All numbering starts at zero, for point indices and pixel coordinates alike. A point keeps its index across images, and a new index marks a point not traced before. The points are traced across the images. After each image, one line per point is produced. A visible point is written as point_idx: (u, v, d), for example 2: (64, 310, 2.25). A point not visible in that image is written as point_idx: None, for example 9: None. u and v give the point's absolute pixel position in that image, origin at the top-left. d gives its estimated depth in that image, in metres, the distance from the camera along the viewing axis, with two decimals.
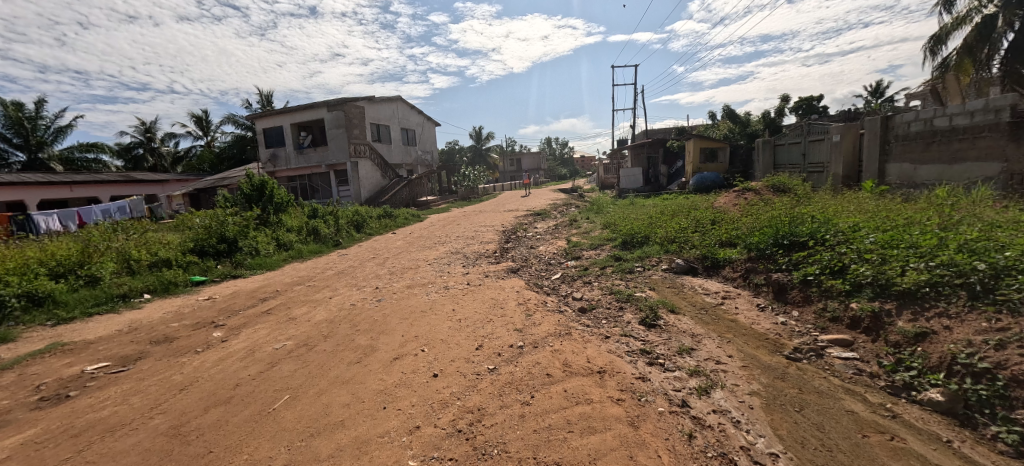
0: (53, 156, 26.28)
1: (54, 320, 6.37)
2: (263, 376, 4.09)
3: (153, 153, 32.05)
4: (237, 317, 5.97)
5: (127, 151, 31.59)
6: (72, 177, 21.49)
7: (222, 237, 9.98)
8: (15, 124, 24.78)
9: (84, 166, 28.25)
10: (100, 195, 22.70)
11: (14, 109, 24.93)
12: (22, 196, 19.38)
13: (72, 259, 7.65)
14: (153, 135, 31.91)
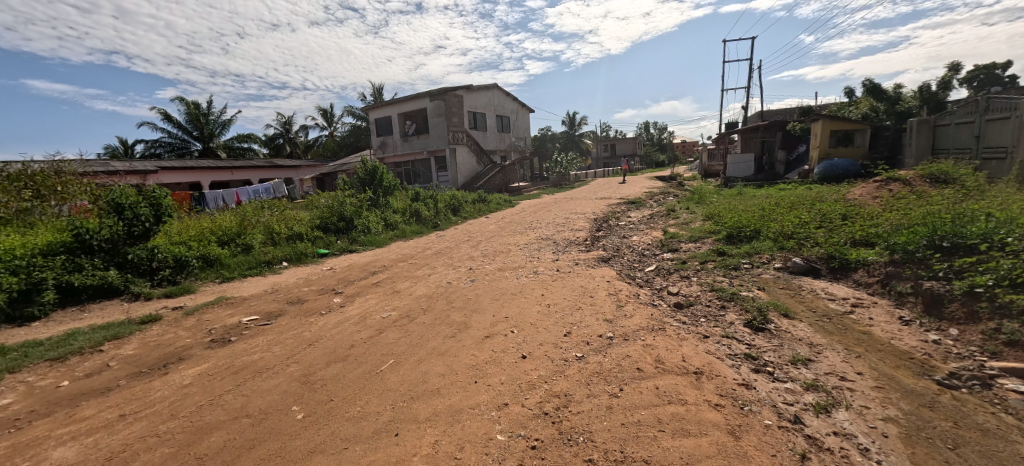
0: (218, 145, 31.48)
1: (221, 279, 7.66)
2: (375, 340, 4.46)
3: (290, 143, 36.86)
4: (353, 286, 6.62)
5: (271, 141, 36.71)
6: (233, 163, 25.67)
7: (341, 216, 11.13)
8: (195, 119, 30.16)
9: (241, 154, 33.44)
10: (252, 178, 26.75)
11: (194, 108, 30.36)
12: (198, 179, 23.66)
13: (232, 229, 9.06)
14: (290, 126, 36.61)
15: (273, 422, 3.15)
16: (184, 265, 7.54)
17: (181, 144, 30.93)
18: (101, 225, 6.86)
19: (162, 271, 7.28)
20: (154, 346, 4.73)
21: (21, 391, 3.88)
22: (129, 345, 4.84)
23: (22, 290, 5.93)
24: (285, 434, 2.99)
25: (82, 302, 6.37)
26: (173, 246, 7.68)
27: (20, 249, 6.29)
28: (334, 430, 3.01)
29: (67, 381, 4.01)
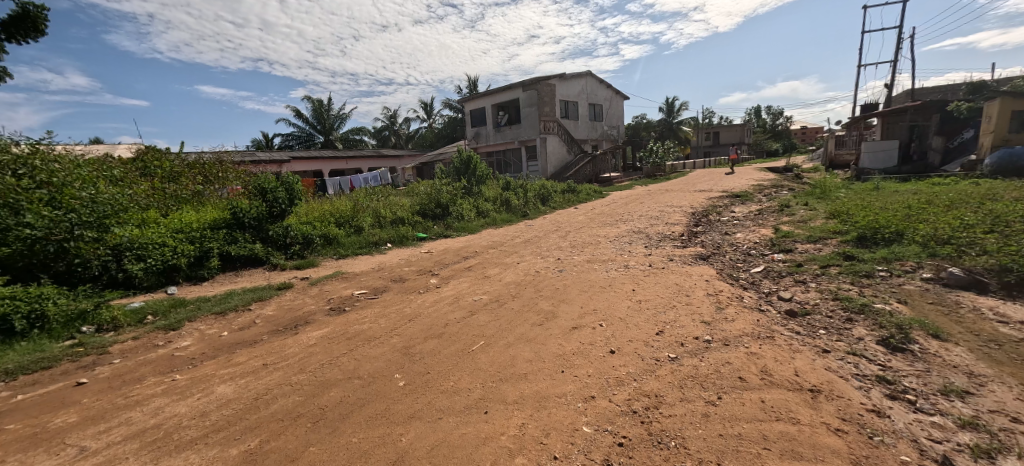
0: (337, 138, 35.09)
1: (337, 255, 8.55)
2: (470, 320, 4.59)
3: (396, 135, 39.90)
4: (447, 269, 6.96)
5: (379, 133, 40.03)
6: (350, 154, 28.68)
7: (439, 203, 11.76)
8: (319, 115, 34.04)
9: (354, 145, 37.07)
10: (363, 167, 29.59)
11: (319, 105, 34.25)
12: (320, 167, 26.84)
13: (347, 213, 10.03)
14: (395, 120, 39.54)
15: (380, 386, 3.32)
16: (310, 242, 8.54)
17: (308, 135, 35.19)
18: (251, 206, 8.16)
19: (294, 246, 8.32)
20: (286, 310, 5.45)
21: (192, 337, 4.71)
22: (268, 307, 5.65)
23: (195, 256, 7.13)
24: (390, 399, 3.14)
25: (236, 268, 7.57)
26: (302, 225, 8.72)
27: (196, 224, 7.69)
28: (431, 400, 3.11)
29: (225, 332, 4.78)
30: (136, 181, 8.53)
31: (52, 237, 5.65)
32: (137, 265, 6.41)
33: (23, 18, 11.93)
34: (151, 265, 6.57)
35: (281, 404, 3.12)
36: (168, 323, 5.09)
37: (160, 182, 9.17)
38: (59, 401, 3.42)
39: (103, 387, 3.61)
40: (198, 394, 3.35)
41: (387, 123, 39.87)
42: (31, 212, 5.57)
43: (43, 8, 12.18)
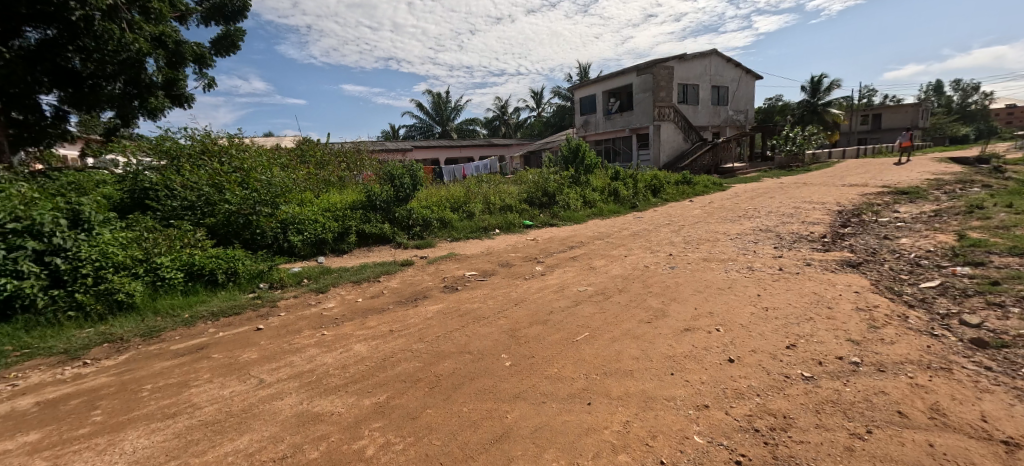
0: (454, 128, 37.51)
1: (451, 238, 9.18)
2: (574, 309, 4.55)
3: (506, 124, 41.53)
4: (553, 257, 7.03)
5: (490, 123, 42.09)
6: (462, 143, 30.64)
7: (546, 192, 11.93)
8: (437, 106, 36.86)
9: (467, 134, 39.47)
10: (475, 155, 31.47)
11: (437, 97, 37.08)
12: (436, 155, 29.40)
13: (460, 199, 10.64)
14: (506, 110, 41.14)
15: (488, 363, 3.43)
16: (428, 224, 9.29)
17: (427, 126, 38.48)
18: (381, 190, 9.17)
19: (415, 227, 9.12)
20: (407, 284, 6.04)
21: (335, 301, 5.50)
22: (393, 280, 6.33)
23: (338, 233, 8.21)
24: (498, 378, 3.18)
25: (368, 245, 8.53)
26: (422, 209, 9.51)
27: (339, 205, 8.89)
28: (535, 383, 3.08)
29: (359, 299, 5.50)
30: (296, 166, 10.16)
31: (242, 211, 7.27)
32: (297, 237, 7.58)
33: (226, 38, 14.79)
34: (307, 238, 7.73)
35: (403, 367, 3.46)
36: (318, 287, 6.03)
37: (314, 168, 10.76)
38: (243, 341, 4.27)
39: (273, 334, 4.42)
40: (340, 350, 3.91)
41: (496, 113, 41.51)
42: (229, 191, 7.43)
43: (238, 29, 14.99)
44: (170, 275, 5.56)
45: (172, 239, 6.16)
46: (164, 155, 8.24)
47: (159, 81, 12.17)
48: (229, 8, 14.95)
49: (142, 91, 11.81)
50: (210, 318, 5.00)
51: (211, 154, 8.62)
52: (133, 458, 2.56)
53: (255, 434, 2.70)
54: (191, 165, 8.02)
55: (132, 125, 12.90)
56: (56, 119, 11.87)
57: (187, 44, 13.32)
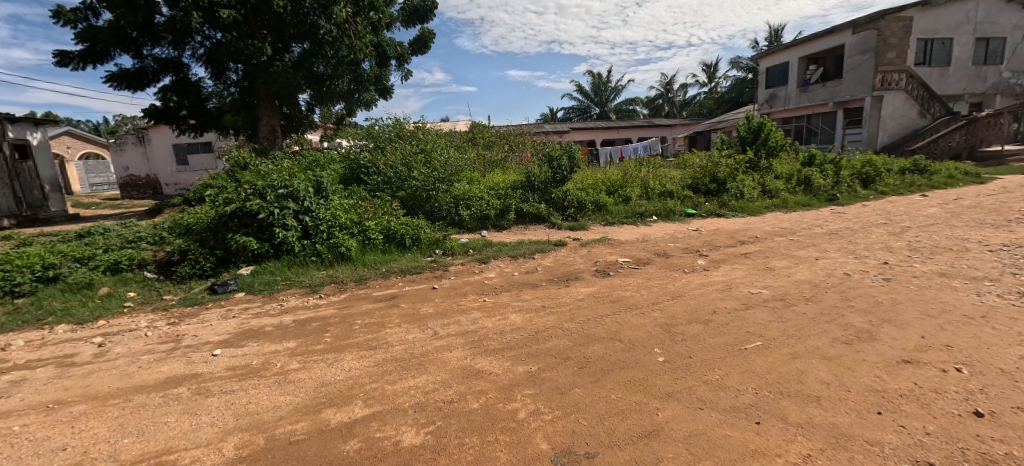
0: (610, 109, 37.43)
1: (605, 222, 8.98)
2: (744, 312, 3.97)
3: (670, 102, 39.32)
4: (720, 252, 6.29)
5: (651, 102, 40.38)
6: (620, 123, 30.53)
7: (714, 177, 10.74)
8: (596, 87, 37.06)
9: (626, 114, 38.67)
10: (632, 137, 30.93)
11: (597, 78, 37.14)
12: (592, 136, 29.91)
13: (617, 181, 10.23)
14: (671, 86, 38.93)
15: (640, 355, 3.25)
16: (583, 207, 9.27)
17: (585, 108, 38.91)
18: (540, 172, 9.44)
19: (570, 209, 9.20)
20: (560, 264, 6.15)
21: (494, 272, 5.95)
22: (547, 258, 6.52)
23: (499, 210, 8.82)
24: (651, 371, 3.00)
25: (525, 223, 8.93)
26: (578, 191, 9.50)
27: (502, 185, 9.45)
28: (691, 385, 2.80)
29: (515, 273, 5.83)
30: (468, 148, 11.19)
31: (425, 186, 8.39)
32: (466, 212, 8.37)
33: (419, 40, 16.96)
34: (474, 213, 8.48)
35: (554, 343, 3.54)
36: (481, 257, 6.58)
37: (481, 149, 11.69)
38: (421, 297, 4.96)
39: (444, 294, 5.01)
40: (498, 317, 4.22)
41: (661, 91, 39.27)
42: (417, 169, 8.58)
43: (429, 30, 17.01)
44: (373, 236, 6.73)
45: (376, 208, 7.45)
46: (371, 139, 10.02)
47: (370, 77, 14.72)
48: (424, 9, 16.89)
49: (358, 87, 14.56)
50: (398, 274, 5.92)
51: (403, 138, 10.12)
52: (346, 374, 3.20)
53: (430, 377, 3.10)
54: (390, 146, 9.54)
55: (352, 115, 15.97)
56: (307, 112, 15.41)
57: (396, 43, 15.62)
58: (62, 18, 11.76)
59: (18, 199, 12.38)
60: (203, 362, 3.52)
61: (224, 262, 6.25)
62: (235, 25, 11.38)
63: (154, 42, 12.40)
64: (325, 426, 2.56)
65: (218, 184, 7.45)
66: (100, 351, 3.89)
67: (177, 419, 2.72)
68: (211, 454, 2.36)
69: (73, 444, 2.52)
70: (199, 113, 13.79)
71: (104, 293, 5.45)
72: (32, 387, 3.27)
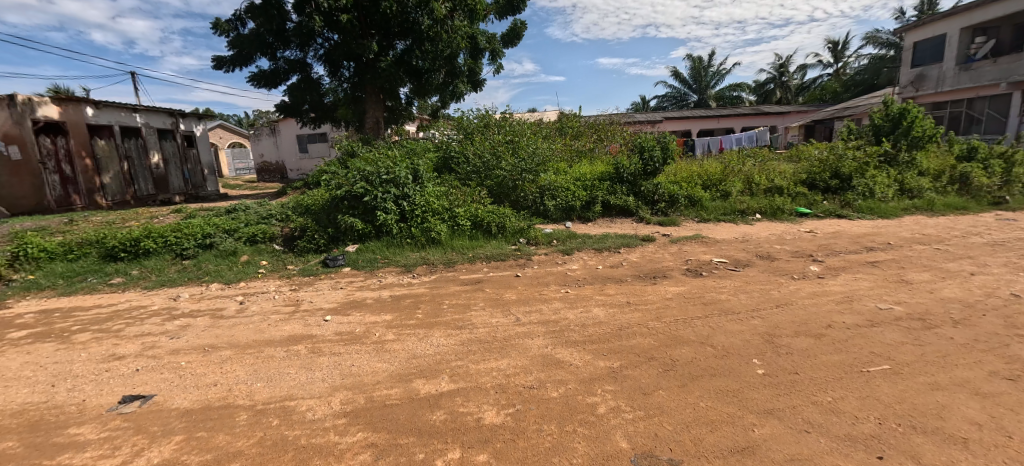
0: (711, 96, 34.95)
1: (699, 218, 8.40)
2: (868, 330, 3.46)
3: (783, 87, 35.64)
4: (838, 258, 5.55)
5: (761, 87, 36.92)
6: (721, 112, 28.46)
7: (836, 173, 9.50)
8: (695, 73, 34.91)
9: (730, 101, 35.89)
10: (735, 127, 28.66)
11: (698, 63, 34.87)
12: (688, 126, 28.47)
13: (716, 175, 9.44)
14: (786, 69, 35.28)
15: (735, 364, 3.00)
16: (675, 201, 8.77)
17: (681, 95, 36.81)
18: (630, 163, 9.06)
19: (660, 203, 8.76)
20: (648, 260, 5.90)
21: (577, 264, 5.88)
22: (633, 253, 6.28)
23: (585, 201, 8.65)
24: (747, 383, 2.75)
25: (611, 216, 8.68)
26: (670, 184, 8.99)
27: (589, 175, 9.21)
28: (795, 403, 2.52)
29: (599, 266, 5.70)
30: (555, 138, 11.11)
31: (512, 176, 8.53)
32: (551, 202, 8.37)
33: (510, 31, 17.13)
34: (559, 204, 8.45)
35: (638, 342, 3.41)
36: (565, 248, 6.55)
37: (569, 139, 11.55)
38: (505, 283, 5.07)
39: (527, 283, 5.08)
40: (581, 309, 4.17)
41: (772, 75, 35.72)
42: (504, 159, 8.73)
43: (522, 21, 17.10)
44: (462, 222, 7.02)
45: (465, 195, 7.74)
46: (462, 129, 10.41)
47: (464, 69, 15.17)
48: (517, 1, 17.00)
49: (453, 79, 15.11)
50: (484, 260, 6.12)
51: (492, 127, 10.35)
52: (435, 349, 3.39)
53: (511, 361, 3.17)
54: (479, 136, 9.82)
55: (447, 106, 16.68)
56: (408, 104, 16.40)
57: (488, 37, 15.97)
58: (219, 29, 13.79)
59: (186, 179, 14.93)
60: (317, 326, 3.97)
61: (335, 240, 6.94)
62: (349, 26, 12.51)
63: (286, 45, 14.00)
64: (415, 394, 2.74)
65: (331, 170, 8.28)
66: (240, 308, 4.58)
67: (295, 372, 3.10)
68: (320, 406, 2.66)
69: (219, 382, 3.01)
70: (319, 107, 15.39)
71: (244, 260, 6.38)
72: (193, 332, 3.96)
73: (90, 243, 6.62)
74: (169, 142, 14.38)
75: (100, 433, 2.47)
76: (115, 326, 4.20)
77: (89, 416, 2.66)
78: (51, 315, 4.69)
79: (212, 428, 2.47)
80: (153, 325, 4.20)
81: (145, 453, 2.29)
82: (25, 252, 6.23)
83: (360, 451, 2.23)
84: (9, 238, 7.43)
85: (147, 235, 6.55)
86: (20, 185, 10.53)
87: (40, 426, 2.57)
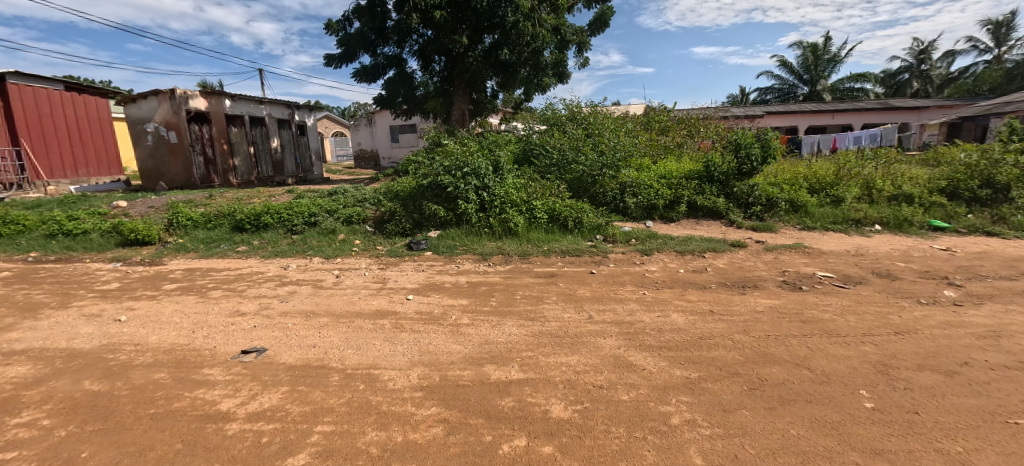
0: (825, 88, 31.24)
1: (802, 226, 7.57)
2: (1021, 374, 2.87)
3: (921, 77, 30.74)
4: (984, 284, 4.67)
5: (892, 77, 32.16)
6: (837, 106, 25.34)
7: (988, 181, 8.02)
8: (808, 63, 31.40)
9: (849, 94, 31.80)
10: (854, 123, 25.35)
11: (812, 51, 31.34)
12: (796, 122, 25.72)
13: (826, 178, 8.41)
14: (926, 56, 30.37)
15: (838, 393, 2.67)
16: (773, 206, 8.00)
17: (789, 89, 33.35)
18: (723, 161, 8.40)
19: (755, 206, 8.05)
20: (736, 267, 5.47)
21: (657, 265, 5.62)
22: (720, 259, 5.84)
23: (669, 200, 8.21)
24: (850, 416, 2.44)
25: (697, 217, 8.15)
26: (769, 186, 8.22)
27: (676, 173, 8.70)
28: (911, 447, 2.19)
29: (681, 270, 5.40)
30: (640, 132, 10.67)
31: (592, 171, 8.36)
32: (632, 200, 8.08)
33: (600, 20, 16.69)
34: (640, 202, 8.11)
35: (721, 354, 3.18)
36: (644, 248, 6.29)
37: (655, 134, 11.02)
38: (579, 279, 5.01)
39: (601, 281, 4.96)
40: (658, 313, 3.99)
41: (907, 63, 30.94)
42: (585, 154, 8.58)
43: (611, 10, 16.60)
44: (539, 215, 7.04)
45: (544, 189, 7.74)
46: (544, 122, 10.41)
47: (550, 62, 15.08)
48: None
49: (537, 72, 15.15)
50: (559, 255, 6.09)
51: (575, 120, 10.22)
52: (507, 338, 3.46)
53: (582, 358, 3.13)
54: (561, 129, 9.75)
55: (530, 99, 16.73)
56: (492, 97, 16.69)
57: (574, 30, 15.74)
58: (330, 29, 15.14)
59: (298, 164, 16.72)
60: (400, 303, 4.26)
61: (419, 225, 7.34)
62: (443, 22, 13.04)
63: (386, 43, 15.00)
64: (487, 379, 2.83)
65: (419, 159, 8.73)
66: (336, 281, 5.04)
67: (381, 344, 3.35)
68: (400, 378, 2.84)
69: (318, 344, 3.35)
70: (411, 100, 16.32)
71: (341, 238, 7.00)
72: (299, 298, 4.45)
73: (223, 215, 7.67)
74: (286, 130, 16.16)
75: (225, 376, 2.88)
76: (239, 287, 4.86)
77: (218, 360, 3.11)
78: (193, 272, 5.56)
79: (310, 384, 2.75)
80: (268, 288, 4.79)
81: (259, 398, 2.62)
82: (176, 219, 7.41)
83: (433, 425, 2.35)
84: (166, 206, 8.89)
85: (267, 211, 7.44)
86: (175, 164, 12.56)
87: (183, 364, 3.05)
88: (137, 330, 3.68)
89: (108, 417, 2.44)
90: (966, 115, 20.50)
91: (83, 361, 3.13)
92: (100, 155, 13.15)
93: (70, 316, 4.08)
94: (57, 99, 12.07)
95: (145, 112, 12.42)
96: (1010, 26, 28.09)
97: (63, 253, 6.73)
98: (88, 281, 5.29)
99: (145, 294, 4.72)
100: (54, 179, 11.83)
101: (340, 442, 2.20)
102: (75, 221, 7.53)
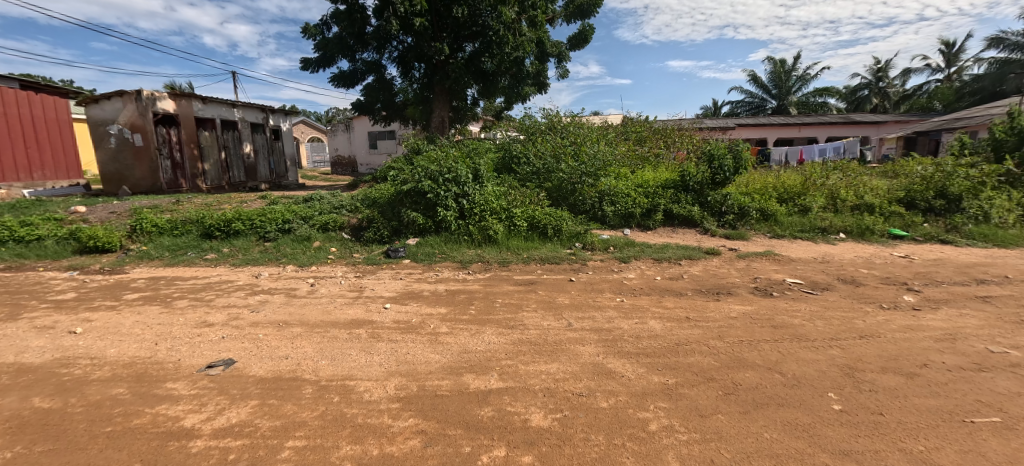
0: (790, 102, 32.66)
1: (772, 234, 7.81)
2: (975, 375, 3.02)
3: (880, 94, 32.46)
4: (939, 289, 4.92)
5: (854, 94, 33.89)
6: (804, 119, 26.42)
7: (942, 192, 8.47)
8: (776, 78, 32.77)
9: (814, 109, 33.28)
10: (818, 136, 26.54)
11: (779, 67, 32.77)
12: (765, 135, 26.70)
13: (794, 188, 8.73)
14: (884, 74, 32.17)
15: (808, 396, 2.75)
16: (745, 214, 8.22)
17: (758, 103, 34.76)
18: (697, 172, 8.63)
19: (728, 215, 8.26)
20: (710, 274, 5.58)
21: (634, 273, 5.69)
22: (696, 267, 5.96)
23: (646, 209, 8.36)
24: (820, 418, 2.51)
25: (673, 225, 8.30)
26: (741, 196, 8.47)
27: (652, 182, 8.91)
28: (877, 448, 2.26)
29: (658, 277, 5.48)
30: (618, 142, 10.86)
31: (572, 179, 8.46)
32: (609, 208, 8.19)
33: (580, 33, 16.98)
34: (617, 210, 8.24)
35: (697, 360, 3.23)
36: (621, 256, 6.36)
37: (633, 144, 11.18)
38: (558, 287, 5.03)
39: (581, 288, 4.99)
40: (636, 320, 4.02)
41: (868, 80, 32.69)
42: (566, 162, 8.68)
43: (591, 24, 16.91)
44: (519, 222, 7.04)
45: (523, 196, 7.74)
46: (524, 131, 10.50)
47: (529, 72, 15.14)
48: (588, 5, 16.82)
49: (518, 83, 15.17)
50: (538, 262, 6.11)
51: (555, 130, 10.34)
52: (486, 346, 3.43)
53: (561, 366, 3.13)
54: (541, 138, 9.87)
55: (510, 107, 16.79)
56: (472, 105, 16.69)
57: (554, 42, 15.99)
58: (307, 33, 14.91)
59: (271, 169, 16.32)
60: (377, 312, 4.16)
61: (397, 232, 7.24)
62: (423, 30, 12.99)
63: (365, 48, 14.84)
64: (465, 388, 2.79)
65: (398, 166, 8.63)
66: (311, 289, 4.92)
67: (357, 354, 3.27)
68: (376, 389, 2.77)
69: (290, 356, 3.24)
70: (390, 106, 16.20)
71: (316, 245, 6.85)
72: (270, 307, 4.31)
73: (191, 221, 7.38)
74: (260, 134, 15.76)
75: (191, 390, 2.75)
76: (206, 296, 4.67)
77: (182, 374, 2.97)
78: (157, 282, 5.31)
79: (281, 397, 2.66)
80: (239, 298, 4.63)
81: (225, 413, 2.51)
82: (140, 226, 7.11)
83: (411, 437, 2.30)
84: (129, 213, 8.48)
85: (238, 218, 7.21)
86: (140, 168, 12.06)
87: (144, 378, 2.90)
88: (95, 343, 3.49)
89: (60, 436, 2.28)
90: (920, 130, 21.70)
91: (33, 377, 2.93)
92: (57, 158, 12.52)
93: (19, 328, 3.84)
94: (12, 98, 11.44)
95: (108, 114, 11.90)
96: (960, 47, 30.00)
97: (14, 261, 6.35)
98: (40, 290, 4.99)
99: (104, 304, 4.48)
100: (7, 182, 11.19)
101: (312, 456, 2.13)
102: (28, 227, 7.10)
